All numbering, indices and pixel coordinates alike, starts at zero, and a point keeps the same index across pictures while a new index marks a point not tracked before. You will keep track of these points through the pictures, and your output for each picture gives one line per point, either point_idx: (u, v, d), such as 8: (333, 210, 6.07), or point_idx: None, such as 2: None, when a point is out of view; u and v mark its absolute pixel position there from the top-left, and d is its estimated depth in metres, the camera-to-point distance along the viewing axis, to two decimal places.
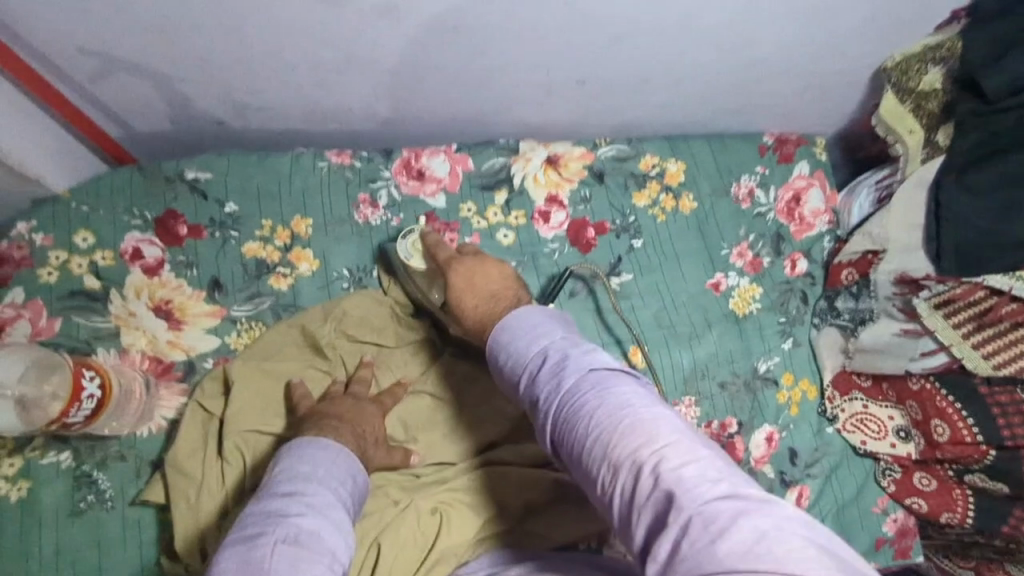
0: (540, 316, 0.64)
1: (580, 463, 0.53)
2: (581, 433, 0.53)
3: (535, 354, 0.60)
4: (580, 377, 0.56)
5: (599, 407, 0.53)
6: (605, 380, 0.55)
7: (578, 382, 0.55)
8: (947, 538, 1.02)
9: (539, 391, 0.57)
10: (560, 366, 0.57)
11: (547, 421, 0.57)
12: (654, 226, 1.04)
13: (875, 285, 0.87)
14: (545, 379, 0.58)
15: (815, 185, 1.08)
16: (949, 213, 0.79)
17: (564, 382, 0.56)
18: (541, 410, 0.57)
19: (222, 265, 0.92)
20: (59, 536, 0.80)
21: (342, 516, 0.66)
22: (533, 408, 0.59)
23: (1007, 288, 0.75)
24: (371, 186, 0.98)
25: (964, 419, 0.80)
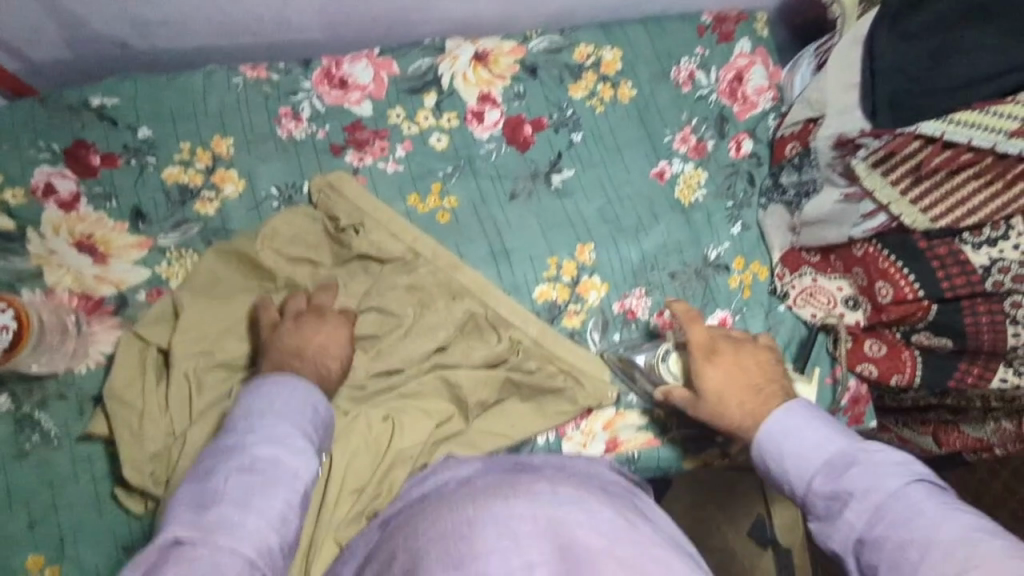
0: (823, 420, 0.75)
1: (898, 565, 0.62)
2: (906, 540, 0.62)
3: (831, 454, 0.72)
4: (899, 485, 0.66)
5: (935, 524, 0.62)
6: (927, 494, 0.65)
7: (890, 490, 0.66)
8: (903, 406, 1.03)
9: (851, 497, 0.68)
10: (870, 472, 0.68)
11: (857, 525, 0.67)
12: (593, 118, 1.00)
13: (816, 153, 0.85)
14: (851, 481, 0.68)
15: (756, 62, 1.04)
16: (884, 64, 0.79)
17: (880, 486, 0.67)
18: (846, 508, 0.68)
19: (142, 193, 0.88)
20: (7, 477, 0.79)
21: (307, 441, 0.65)
22: (832, 506, 0.69)
23: (940, 134, 0.74)
24: (292, 99, 0.94)
25: (907, 277, 0.79)
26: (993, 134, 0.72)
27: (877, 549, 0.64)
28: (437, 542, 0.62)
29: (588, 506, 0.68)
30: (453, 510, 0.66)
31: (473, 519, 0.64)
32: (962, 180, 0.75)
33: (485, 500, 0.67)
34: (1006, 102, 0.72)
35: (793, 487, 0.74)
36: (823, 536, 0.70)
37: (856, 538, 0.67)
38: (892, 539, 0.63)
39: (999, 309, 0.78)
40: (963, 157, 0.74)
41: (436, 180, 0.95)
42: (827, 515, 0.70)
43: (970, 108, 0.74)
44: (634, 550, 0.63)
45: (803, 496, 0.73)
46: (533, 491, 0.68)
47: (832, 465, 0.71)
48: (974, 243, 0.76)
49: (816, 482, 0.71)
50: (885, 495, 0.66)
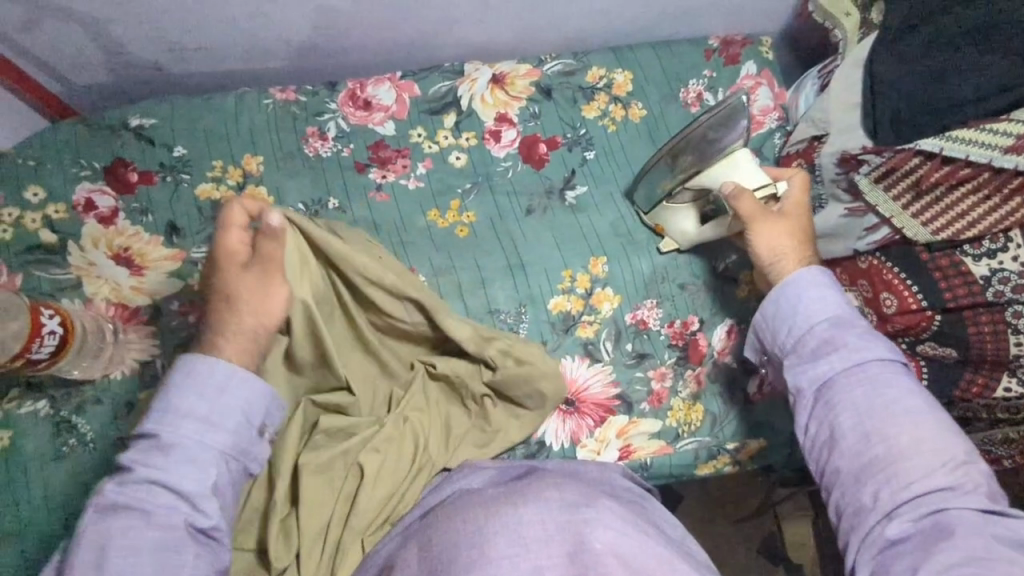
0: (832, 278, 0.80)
1: (863, 418, 0.70)
2: (878, 398, 0.71)
3: (838, 311, 0.77)
4: (887, 355, 0.73)
5: (902, 394, 0.70)
6: (902, 369, 0.73)
7: (876, 354, 0.73)
8: None
9: (843, 350, 0.74)
10: (866, 335, 0.74)
11: (835, 373, 0.74)
12: (605, 136, 1.04)
13: (822, 169, 0.90)
14: (847, 337, 0.74)
15: (763, 84, 1.08)
16: (883, 83, 0.83)
17: (873, 349, 0.73)
18: (830, 355, 0.74)
19: (177, 208, 0.93)
20: (45, 481, 0.82)
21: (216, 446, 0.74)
22: (820, 348, 0.75)
23: (938, 151, 0.78)
24: (318, 120, 0.99)
25: (911, 288, 0.82)
26: (989, 150, 0.75)
27: (843, 392, 0.72)
28: (450, 546, 0.65)
29: (598, 503, 0.68)
30: (463, 518, 0.67)
31: (490, 525, 0.66)
32: (962, 194, 0.78)
33: (493, 509, 0.67)
34: (1000, 120, 0.75)
35: (791, 328, 0.78)
36: (793, 372, 0.76)
37: (826, 380, 0.74)
38: (863, 391, 0.71)
39: (1000, 320, 0.79)
40: (961, 173, 0.78)
41: (455, 196, 0.99)
42: (812, 355, 0.75)
43: (967, 126, 0.77)
44: (641, 541, 0.67)
45: (794, 335, 0.77)
46: (543, 493, 0.69)
47: (837, 318, 0.76)
48: (974, 255, 0.79)
49: (818, 325, 0.76)
50: (871, 358, 0.73)
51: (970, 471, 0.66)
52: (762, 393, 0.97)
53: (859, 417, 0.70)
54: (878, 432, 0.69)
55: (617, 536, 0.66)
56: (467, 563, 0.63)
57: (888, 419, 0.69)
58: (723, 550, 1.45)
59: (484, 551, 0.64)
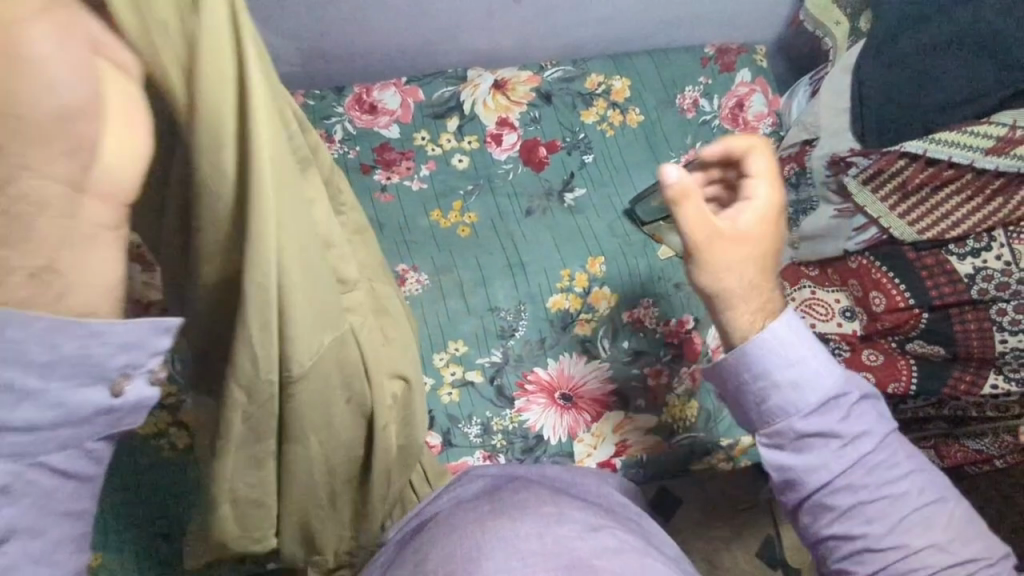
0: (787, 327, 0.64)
1: (858, 489, 0.59)
2: (856, 472, 0.59)
3: (831, 377, 0.60)
4: (883, 438, 0.61)
5: (893, 469, 0.59)
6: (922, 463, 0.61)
7: (871, 433, 0.60)
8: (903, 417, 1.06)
9: (830, 416, 0.60)
10: (851, 409, 0.60)
11: (831, 452, 0.60)
12: (603, 140, 1.07)
13: (812, 172, 0.92)
14: (827, 411, 0.60)
15: (756, 90, 1.11)
16: (869, 90, 0.87)
17: (869, 425, 0.61)
18: (829, 412, 0.60)
19: None
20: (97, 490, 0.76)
21: (34, 438, 0.37)
22: (787, 428, 0.61)
23: (923, 152, 0.82)
24: (325, 123, 1.02)
25: (898, 287, 0.85)
26: (970, 151, 0.79)
27: (867, 476, 0.59)
28: (448, 558, 0.66)
29: (598, 524, 0.70)
30: (463, 533, 0.68)
31: (485, 538, 0.66)
32: (946, 195, 0.82)
33: (491, 522, 0.69)
34: (981, 122, 0.79)
35: (757, 372, 0.61)
36: (823, 458, 0.60)
37: (802, 447, 0.61)
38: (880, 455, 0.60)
39: (986, 317, 0.82)
40: (945, 173, 0.81)
41: (457, 197, 1.02)
42: (799, 434, 0.61)
43: (951, 129, 0.81)
44: (636, 556, 0.66)
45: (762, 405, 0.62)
46: (542, 509, 0.71)
47: (834, 393, 0.60)
48: (959, 254, 0.82)
49: (824, 382, 0.60)
50: (867, 432, 0.60)
51: (978, 543, 0.58)
52: None
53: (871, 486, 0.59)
54: (882, 502, 0.59)
55: (619, 551, 0.66)
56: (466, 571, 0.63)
57: (891, 482, 0.59)
58: (722, 554, 1.44)
59: (481, 557, 0.64)
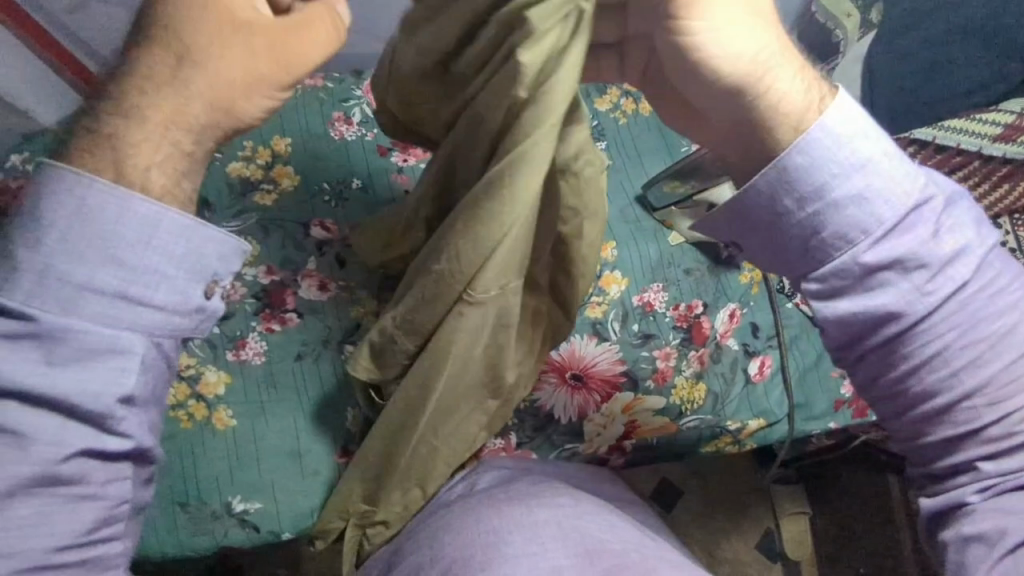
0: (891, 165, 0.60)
1: (971, 363, 0.59)
2: (994, 334, 0.59)
3: (914, 211, 0.59)
4: (991, 282, 0.60)
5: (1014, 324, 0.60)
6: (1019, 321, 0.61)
7: (987, 281, 0.60)
8: None
9: (981, 278, 0.60)
10: (973, 267, 0.60)
11: (942, 309, 0.59)
12: (615, 128, 1.10)
13: None
14: (910, 231, 0.59)
15: None
16: (880, 80, 0.90)
17: (977, 269, 0.60)
18: (953, 269, 0.59)
19: (209, 184, 0.98)
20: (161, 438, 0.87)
21: (161, 316, 0.54)
22: (881, 277, 0.59)
23: (932, 139, 0.84)
24: (344, 106, 1.05)
25: None
26: (980, 138, 0.82)
27: (963, 309, 0.59)
28: (462, 546, 0.67)
29: (612, 521, 0.72)
30: (479, 516, 0.70)
31: (498, 527, 0.68)
32: (956, 180, 0.83)
33: (506, 509, 0.71)
34: (988, 110, 0.83)
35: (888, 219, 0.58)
36: (905, 299, 0.59)
37: (921, 327, 0.59)
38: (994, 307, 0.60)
39: None
40: (954, 159, 0.83)
41: None
42: (891, 293, 0.59)
43: (958, 117, 0.84)
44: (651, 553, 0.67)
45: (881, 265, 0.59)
46: (557, 502, 0.73)
47: (904, 230, 0.59)
48: None
49: (935, 219, 0.59)
50: (980, 278, 0.60)
51: None
52: (763, 374, 1.01)
53: (997, 330, 0.59)
54: (980, 347, 0.59)
55: (630, 549, 0.66)
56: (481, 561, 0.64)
57: (1005, 304, 0.60)
58: (722, 546, 1.43)
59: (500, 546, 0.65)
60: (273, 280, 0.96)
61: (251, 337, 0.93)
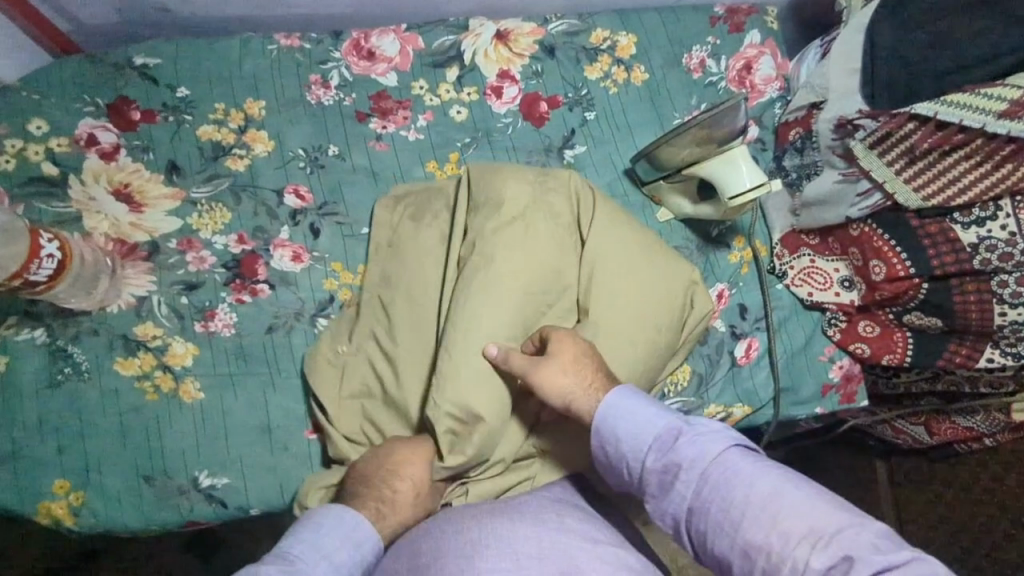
0: (630, 398, 0.73)
1: (746, 514, 0.61)
2: (748, 474, 0.63)
3: (659, 430, 0.69)
4: (690, 454, 0.66)
5: (719, 485, 0.64)
6: (737, 463, 0.64)
7: (707, 456, 0.65)
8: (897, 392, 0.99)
9: (690, 443, 0.67)
10: (680, 435, 0.68)
11: (707, 476, 0.65)
12: (606, 98, 1.04)
13: (817, 135, 0.93)
14: (670, 439, 0.68)
15: (765, 53, 1.06)
16: (882, 50, 0.86)
17: (703, 455, 0.66)
18: (676, 447, 0.67)
19: (178, 148, 0.94)
20: (66, 399, 0.84)
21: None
22: (664, 482, 0.67)
23: (933, 114, 0.81)
24: (322, 68, 1.00)
25: (899, 256, 0.86)
26: (983, 114, 0.78)
27: (715, 493, 0.64)
28: (436, 556, 0.66)
29: (592, 534, 0.70)
30: (454, 527, 0.69)
31: (476, 540, 0.66)
32: (955, 160, 0.82)
33: (489, 520, 0.69)
34: (997, 85, 0.79)
35: (656, 438, 0.69)
36: (655, 513, 0.68)
37: (689, 510, 0.65)
38: (757, 475, 0.63)
39: (986, 289, 0.84)
40: (957, 137, 0.81)
41: (454, 149, 0.99)
42: (660, 490, 0.68)
43: (963, 91, 0.81)
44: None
45: (635, 477, 0.70)
46: (539, 519, 0.70)
47: (659, 439, 0.69)
48: (963, 223, 0.83)
49: (667, 434, 0.68)
50: (692, 468, 0.66)
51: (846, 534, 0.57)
52: (749, 357, 0.97)
53: (720, 503, 0.63)
54: (724, 525, 0.62)
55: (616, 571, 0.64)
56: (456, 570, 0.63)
57: (749, 494, 0.62)
58: None
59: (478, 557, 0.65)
60: (243, 249, 0.92)
61: (220, 307, 0.89)
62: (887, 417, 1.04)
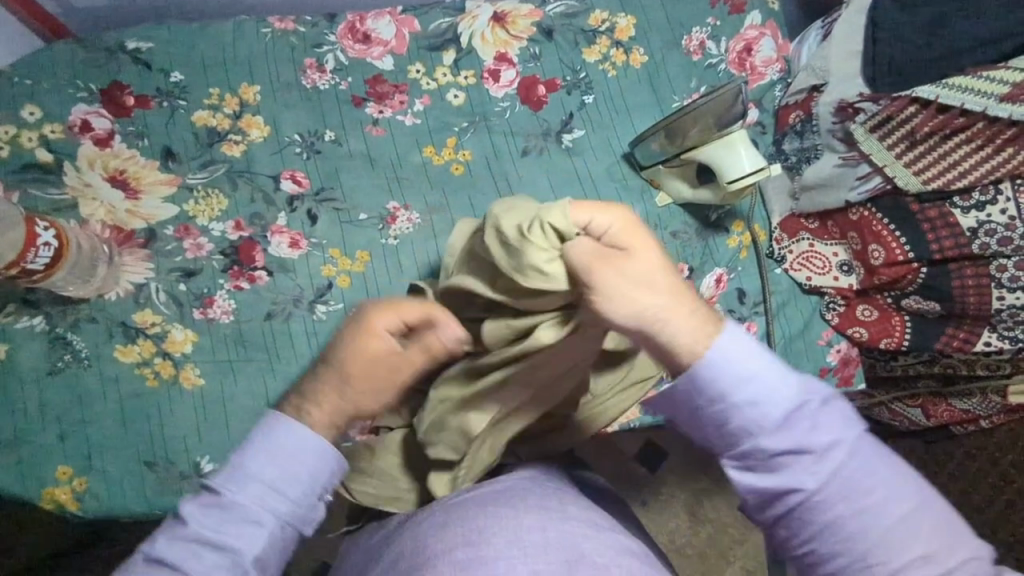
0: (748, 344, 0.53)
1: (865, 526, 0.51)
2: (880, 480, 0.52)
3: (790, 393, 0.53)
4: (827, 439, 0.52)
5: (840, 480, 0.52)
6: (864, 464, 0.52)
7: (843, 440, 0.52)
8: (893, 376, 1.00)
9: (824, 420, 0.53)
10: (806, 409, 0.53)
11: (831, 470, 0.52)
12: (605, 81, 1.03)
13: (818, 118, 0.93)
14: (800, 408, 0.53)
15: (766, 34, 1.05)
16: (884, 32, 0.86)
17: (842, 438, 0.52)
18: (800, 418, 0.52)
19: (173, 134, 0.94)
20: (67, 385, 0.85)
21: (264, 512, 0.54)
22: (780, 460, 0.53)
23: (934, 97, 0.80)
24: (316, 52, 0.99)
25: (898, 240, 0.87)
26: (985, 98, 0.77)
27: (844, 487, 0.52)
28: (443, 545, 0.64)
29: (596, 522, 0.68)
30: (459, 517, 0.67)
31: (482, 528, 0.65)
32: (957, 143, 0.81)
33: (493, 509, 0.67)
34: (1001, 67, 0.77)
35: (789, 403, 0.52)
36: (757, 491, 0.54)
37: (798, 488, 0.52)
38: (888, 476, 0.52)
39: (984, 273, 0.84)
40: (958, 120, 0.80)
41: (452, 133, 0.99)
42: (769, 467, 0.53)
43: (964, 74, 0.80)
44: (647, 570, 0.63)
45: (738, 446, 0.54)
46: (542, 509, 0.68)
47: (792, 405, 0.53)
48: (963, 207, 0.83)
49: (807, 400, 0.53)
50: (797, 442, 0.52)
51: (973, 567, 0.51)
52: None
53: (853, 502, 0.51)
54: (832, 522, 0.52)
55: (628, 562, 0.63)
56: (464, 560, 0.62)
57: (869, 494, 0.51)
58: None
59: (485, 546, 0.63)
60: (241, 236, 0.91)
61: (219, 294, 0.89)
62: (886, 400, 1.04)
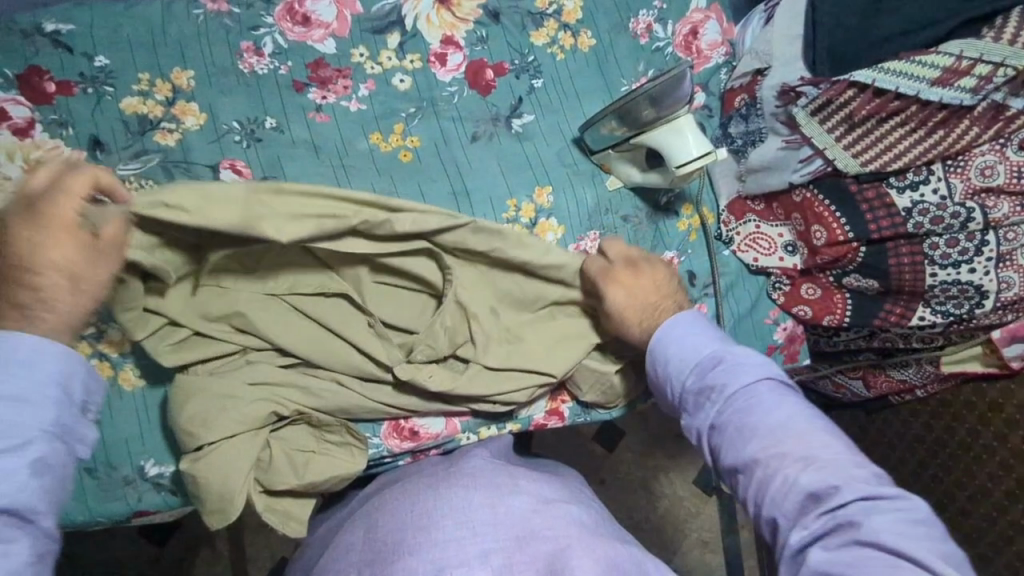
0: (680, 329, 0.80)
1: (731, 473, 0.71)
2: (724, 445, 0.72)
3: (704, 354, 0.76)
4: (753, 380, 0.72)
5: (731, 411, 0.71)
6: (769, 388, 0.71)
7: (738, 381, 0.72)
8: (836, 349, 1.01)
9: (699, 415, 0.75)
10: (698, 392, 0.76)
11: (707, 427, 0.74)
12: (553, 64, 1.02)
13: (762, 101, 0.95)
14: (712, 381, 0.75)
15: (711, 18, 1.05)
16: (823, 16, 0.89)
17: (736, 380, 0.72)
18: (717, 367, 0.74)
19: (101, 122, 0.88)
20: None
21: None
22: (699, 401, 0.75)
23: (871, 82, 0.84)
24: (253, 34, 0.95)
25: (839, 221, 0.89)
26: (917, 82, 0.83)
27: (738, 415, 0.71)
28: (393, 529, 0.71)
29: (547, 496, 0.75)
30: (409, 498, 0.74)
31: (426, 511, 0.71)
32: (891, 127, 0.86)
33: (444, 492, 0.74)
34: (930, 52, 0.83)
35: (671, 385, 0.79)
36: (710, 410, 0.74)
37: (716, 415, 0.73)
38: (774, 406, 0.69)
39: (919, 251, 0.87)
40: (891, 104, 0.84)
41: (399, 119, 0.96)
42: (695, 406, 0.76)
43: (898, 58, 0.84)
44: (584, 536, 0.69)
45: (678, 395, 0.78)
46: (503, 489, 0.74)
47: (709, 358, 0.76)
48: (899, 187, 0.86)
49: (688, 376, 0.76)
50: (741, 388, 0.72)
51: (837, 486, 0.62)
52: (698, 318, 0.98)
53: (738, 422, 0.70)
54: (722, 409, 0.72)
55: (567, 523, 0.70)
56: (414, 544, 0.67)
57: (760, 413, 0.70)
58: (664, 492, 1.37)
59: (429, 536, 0.68)
60: None
61: None
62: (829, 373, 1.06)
